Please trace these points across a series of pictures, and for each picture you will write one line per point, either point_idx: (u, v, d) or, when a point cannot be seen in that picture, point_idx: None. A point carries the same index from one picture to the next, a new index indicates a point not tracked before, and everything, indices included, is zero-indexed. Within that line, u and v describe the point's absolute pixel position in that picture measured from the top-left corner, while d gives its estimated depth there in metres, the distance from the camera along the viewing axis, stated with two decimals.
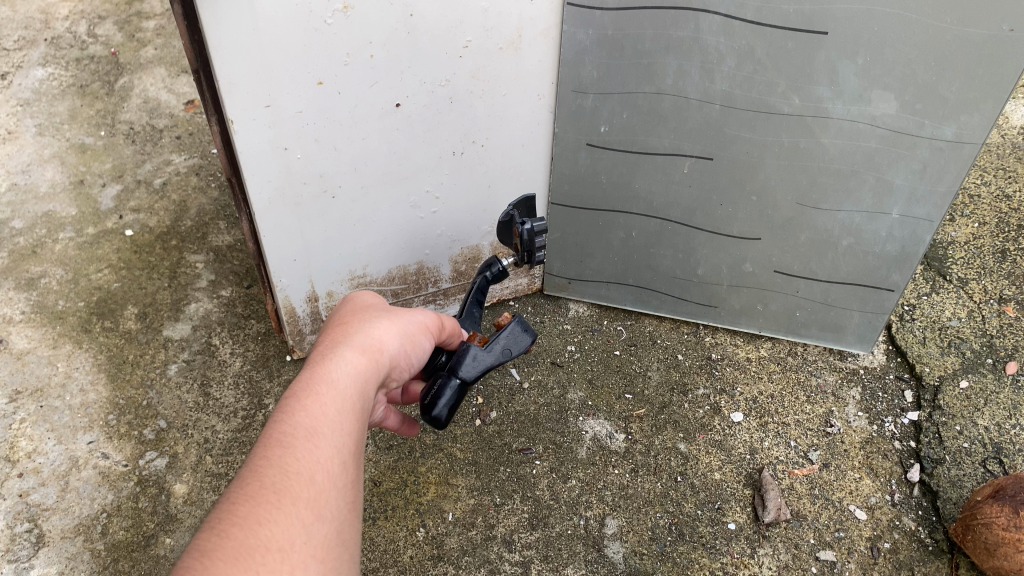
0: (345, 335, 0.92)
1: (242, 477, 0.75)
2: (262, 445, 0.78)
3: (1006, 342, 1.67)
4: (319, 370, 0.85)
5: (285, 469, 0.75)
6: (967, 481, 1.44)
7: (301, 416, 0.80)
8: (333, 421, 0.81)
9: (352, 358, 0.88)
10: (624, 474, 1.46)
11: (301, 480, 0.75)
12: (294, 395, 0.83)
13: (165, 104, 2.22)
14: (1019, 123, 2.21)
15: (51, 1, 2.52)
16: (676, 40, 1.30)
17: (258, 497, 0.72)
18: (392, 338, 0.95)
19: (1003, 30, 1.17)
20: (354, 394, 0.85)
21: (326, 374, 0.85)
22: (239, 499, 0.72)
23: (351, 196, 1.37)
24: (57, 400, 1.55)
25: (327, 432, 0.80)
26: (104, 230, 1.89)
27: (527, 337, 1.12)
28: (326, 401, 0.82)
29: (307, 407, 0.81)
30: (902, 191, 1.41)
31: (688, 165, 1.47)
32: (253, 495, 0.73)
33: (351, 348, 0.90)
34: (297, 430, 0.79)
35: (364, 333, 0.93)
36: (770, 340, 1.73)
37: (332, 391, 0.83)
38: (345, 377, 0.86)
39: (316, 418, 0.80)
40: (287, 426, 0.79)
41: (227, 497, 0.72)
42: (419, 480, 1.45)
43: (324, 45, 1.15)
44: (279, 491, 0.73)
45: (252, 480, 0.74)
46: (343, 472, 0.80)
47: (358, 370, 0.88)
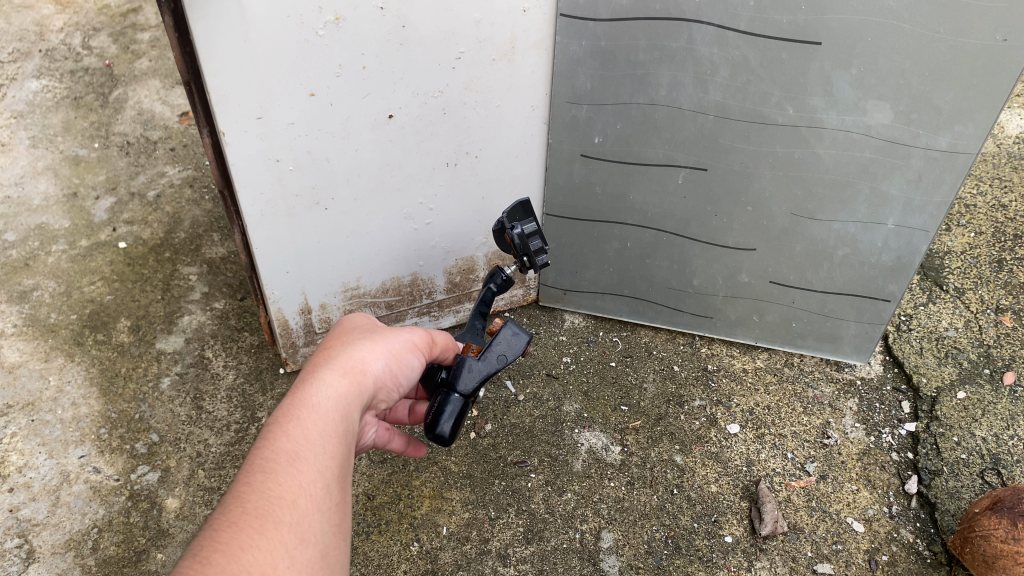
0: (329, 358, 0.92)
1: (225, 504, 0.75)
2: (244, 471, 0.78)
3: (1004, 352, 1.66)
4: (301, 393, 0.85)
5: (267, 495, 0.75)
6: (966, 492, 1.43)
7: (283, 441, 0.80)
8: (316, 444, 0.81)
9: (335, 380, 0.88)
10: (620, 487, 1.45)
11: (283, 505, 0.75)
12: (277, 420, 0.82)
13: (159, 116, 2.22)
14: (1014, 133, 2.21)
15: (46, 13, 2.52)
16: (669, 51, 1.29)
17: (240, 523, 0.72)
18: (377, 358, 0.94)
19: (997, 40, 1.17)
20: (338, 416, 0.85)
21: (308, 397, 0.85)
22: (220, 525, 0.72)
23: (344, 208, 1.36)
24: (49, 414, 1.54)
25: (311, 455, 0.80)
26: (98, 242, 1.88)
27: (521, 339, 1.09)
28: (309, 424, 0.82)
29: (288, 431, 0.81)
30: (897, 201, 1.40)
31: (682, 175, 1.46)
32: (235, 521, 0.72)
33: (333, 370, 0.89)
34: (279, 455, 0.78)
35: (348, 355, 0.92)
36: (766, 351, 1.72)
37: (314, 415, 0.83)
38: (327, 399, 0.85)
39: (297, 442, 0.80)
40: (269, 451, 0.79)
41: (208, 525, 0.72)
42: (413, 494, 1.44)
43: (315, 56, 1.14)
44: (260, 516, 0.73)
45: (234, 506, 0.74)
46: (327, 495, 0.79)
47: (341, 392, 0.87)
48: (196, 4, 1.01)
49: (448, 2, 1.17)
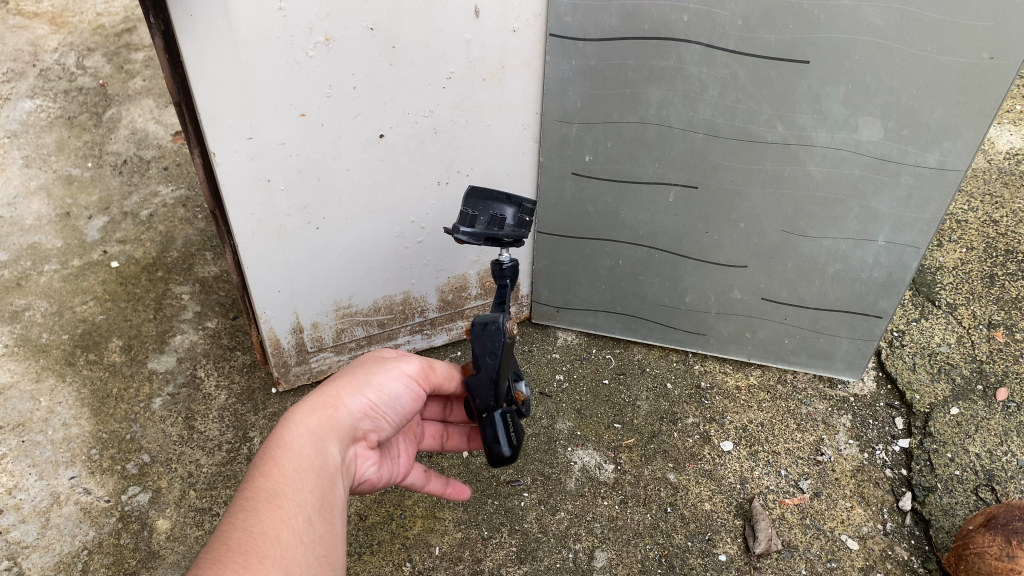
0: (304, 399, 0.94)
1: (209, 545, 0.76)
2: (226, 515, 0.80)
3: (996, 368, 1.66)
4: (276, 434, 0.87)
5: (248, 532, 0.77)
6: (960, 509, 1.43)
7: (261, 481, 0.82)
8: (293, 480, 0.83)
9: (307, 418, 0.89)
10: (613, 506, 1.45)
11: (266, 539, 0.77)
12: (254, 463, 0.84)
13: (152, 136, 2.23)
14: (1004, 149, 2.22)
15: (41, 34, 2.53)
16: (658, 69, 1.30)
17: (224, 558, 0.73)
18: (352, 392, 0.95)
19: (984, 57, 1.18)
20: (313, 453, 0.87)
21: (283, 437, 0.86)
22: (206, 564, 0.73)
23: (336, 227, 1.37)
24: (39, 435, 1.53)
25: (289, 491, 0.82)
26: (90, 261, 1.88)
27: (489, 328, 1.01)
28: (285, 462, 0.84)
29: (264, 471, 0.83)
30: (888, 217, 1.41)
31: (673, 193, 1.47)
32: (219, 559, 0.74)
33: (306, 408, 0.91)
34: (257, 494, 0.80)
35: (321, 393, 0.94)
36: (759, 367, 1.72)
37: (290, 453, 0.85)
38: (301, 437, 0.87)
39: (275, 480, 0.82)
40: (248, 492, 0.81)
41: (192, 567, 0.73)
42: (406, 514, 1.43)
43: (306, 77, 1.15)
44: (244, 551, 0.74)
45: (218, 546, 0.75)
46: (308, 529, 0.81)
47: (314, 429, 0.89)
48: (186, 27, 1.02)
49: (438, 23, 1.18)
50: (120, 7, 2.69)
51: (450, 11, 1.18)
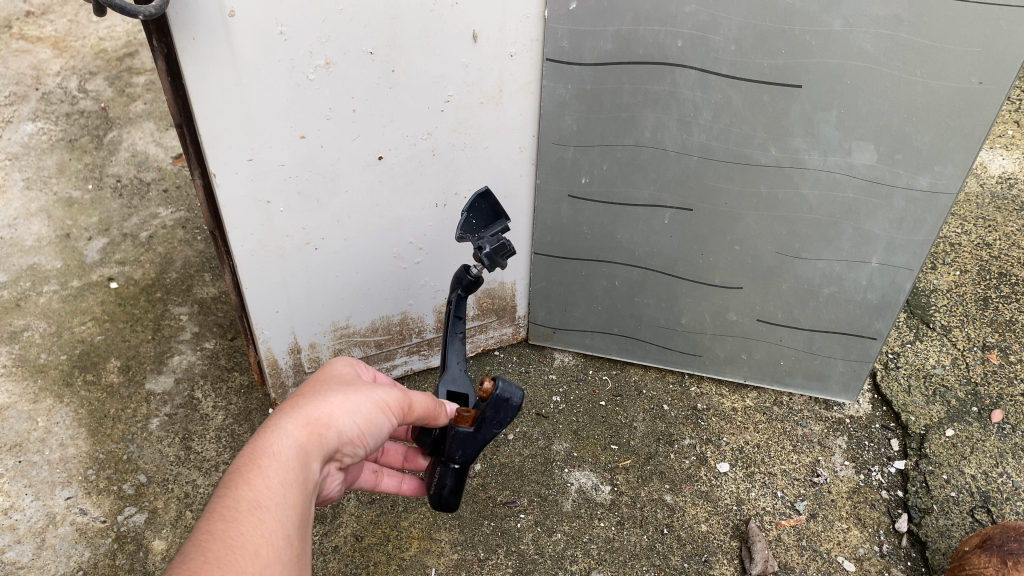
0: (298, 405, 0.93)
1: (185, 551, 0.76)
2: (206, 519, 0.79)
3: (991, 390, 1.67)
4: (265, 440, 0.87)
5: (227, 545, 0.77)
6: (956, 531, 1.43)
7: (246, 490, 0.81)
8: (277, 494, 0.83)
9: (297, 434, 0.88)
10: (610, 527, 1.45)
11: (244, 555, 0.77)
12: (238, 469, 0.84)
13: (153, 158, 2.25)
14: (997, 173, 2.24)
15: (44, 57, 2.55)
16: (653, 93, 1.32)
17: (200, 571, 0.73)
18: (344, 412, 0.93)
19: (973, 82, 1.20)
20: (299, 467, 0.86)
21: (271, 445, 0.86)
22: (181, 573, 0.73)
23: (334, 248, 1.38)
24: (36, 455, 1.53)
25: (272, 505, 0.82)
26: (89, 283, 1.89)
27: (513, 407, 1.05)
28: (271, 473, 0.84)
29: (249, 481, 0.82)
30: (881, 239, 1.42)
31: (668, 216, 1.48)
32: (195, 571, 0.73)
33: (296, 420, 0.90)
34: (241, 504, 0.80)
35: (313, 406, 0.92)
36: (755, 389, 1.72)
37: (276, 464, 0.85)
38: (289, 451, 0.86)
39: (260, 491, 0.82)
40: (231, 500, 0.80)
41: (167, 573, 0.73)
42: (402, 535, 1.43)
43: (307, 100, 1.17)
44: (222, 565, 0.74)
45: (194, 554, 0.75)
46: (286, 546, 0.81)
47: (301, 444, 0.88)
48: (187, 50, 1.04)
49: (436, 48, 1.20)
50: (122, 32, 2.72)
51: (448, 36, 1.20)
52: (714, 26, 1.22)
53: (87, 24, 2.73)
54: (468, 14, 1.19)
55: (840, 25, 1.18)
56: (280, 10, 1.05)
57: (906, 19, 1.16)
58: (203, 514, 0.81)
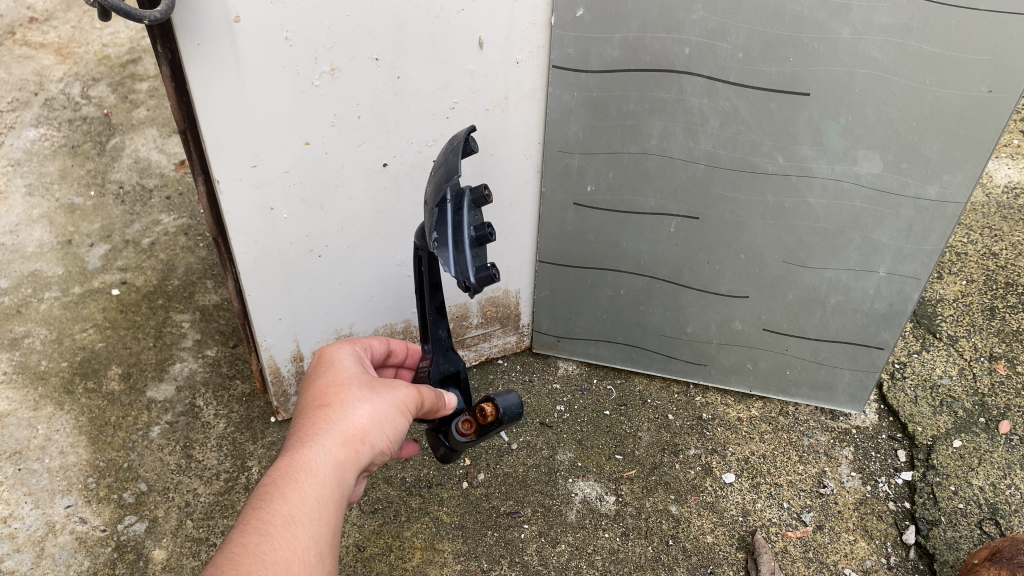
0: (336, 410, 0.91)
1: (218, 563, 0.77)
2: (240, 529, 0.81)
3: (998, 401, 1.66)
4: (302, 452, 0.86)
5: (259, 561, 0.78)
6: (964, 543, 1.42)
7: (280, 505, 0.82)
8: (311, 510, 0.83)
9: (333, 448, 0.88)
10: (615, 538, 1.43)
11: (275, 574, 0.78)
12: (273, 484, 0.84)
13: (155, 164, 2.24)
14: (1002, 182, 2.23)
15: (46, 64, 2.55)
16: (660, 101, 1.31)
17: None
18: (376, 420, 0.91)
19: (982, 91, 1.19)
20: (335, 482, 0.86)
21: (308, 459, 0.86)
22: None
23: (338, 255, 1.37)
24: (36, 463, 1.52)
25: (306, 522, 0.82)
26: (90, 289, 1.88)
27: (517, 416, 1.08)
28: (307, 488, 0.84)
29: (284, 495, 0.83)
30: (888, 248, 1.41)
31: (674, 224, 1.47)
32: None
33: (332, 432, 0.89)
34: (275, 519, 0.81)
35: (351, 416, 0.91)
36: (761, 399, 1.71)
37: (312, 479, 0.85)
38: (325, 466, 0.86)
39: (294, 507, 0.82)
40: (266, 514, 0.81)
41: None
42: (405, 545, 1.41)
43: (312, 107, 1.16)
44: None
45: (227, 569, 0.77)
46: (318, 563, 0.82)
47: (337, 457, 0.87)
48: (192, 56, 1.03)
49: (442, 54, 1.19)
50: (125, 39, 2.72)
51: (454, 42, 1.19)
52: (722, 34, 1.21)
53: (90, 30, 2.73)
54: (474, 20, 1.18)
55: (849, 33, 1.18)
56: (285, 15, 1.05)
57: (915, 27, 1.15)
58: (238, 526, 0.81)
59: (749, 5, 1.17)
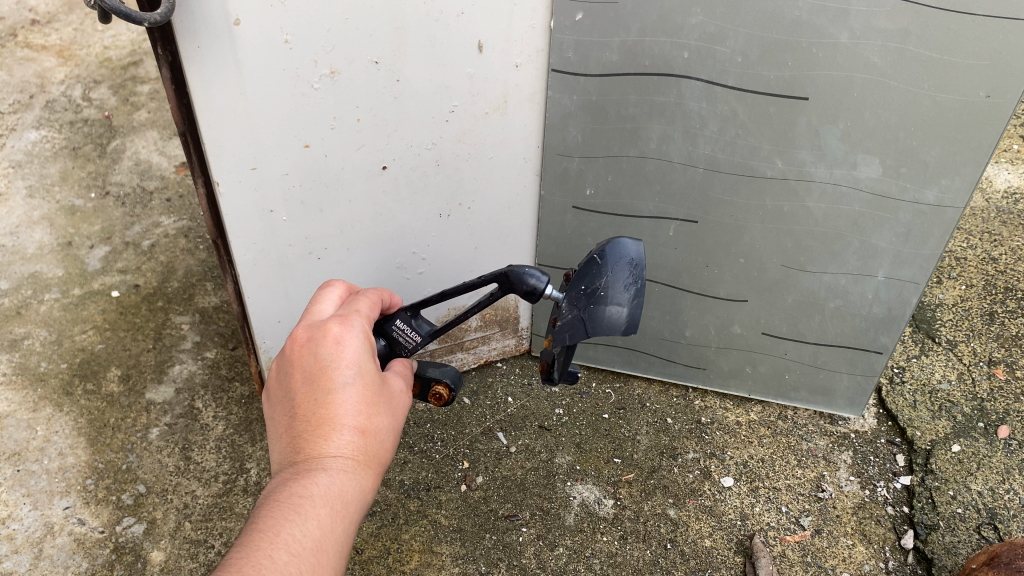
0: (365, 433, 0.92)
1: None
2: (273, 542, 0.81)
3: (997, 406, 1.66)
4: (335, 478, 0.88)
5: None
6: (962, 548, 1.42)
7: (314, 530, 0.84)
8: (335, 540, 0.86)
9: (363, 479, 0.91)
10: (613, 542, 1.43)
11: None
12: (313, 505, 0.85)
13: (156, 166, 2.24)
14: (1002, 187, 2.23)
15: (48, 66, 2.55)
16: (659, 105, 1.31)
17: None
18: (388, 454, 0.96)
19: (981, 96, 1.19)
20: (354, 513, 0.89)
21: (340, 489, 0.88)
22: None
23: (337, 257, 1.37)
24: (35, 464, 1.52)
25: (330, 551, 0.85)
26: (90, 291, 1.88)
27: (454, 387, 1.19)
28: (336, 517, 0.86)
29: (319, 521, 0.84)
30: (887, 253, 1.41)
31: (673, 228, 1.47)
32: None
33: (361, 463, 0.91)
34: (308, 544, 0.83)
35: (375, 448, 0.93)
36: (760, 403, 1.71)
37: (341, 508, 0.87)
38: (353, 498, 0.89)
39: (323, 534, 0.85)
40: (300, 536, 0.82)
41: None
42: (402, 548, 1.41)
43: (311, 110, 1.16)
44: None
45: None
46: None
47: (362, 490, 0.91)
48: (192, 58, 1.03)
49: (441, 57, 1.20)
50: (126, 41, 2.72)
51: (453, 45, 1.19)
52: (721, 38, 1.22)
53: (92, 33, 2.73)
54: (474, 23, 1.18)
55: (848, 37, 1.18)
56: (285, 18, 1.05)
57: (914, 32, 1.15)
58: (273, 538, 0.81)
59: (748, 9, 1.18)
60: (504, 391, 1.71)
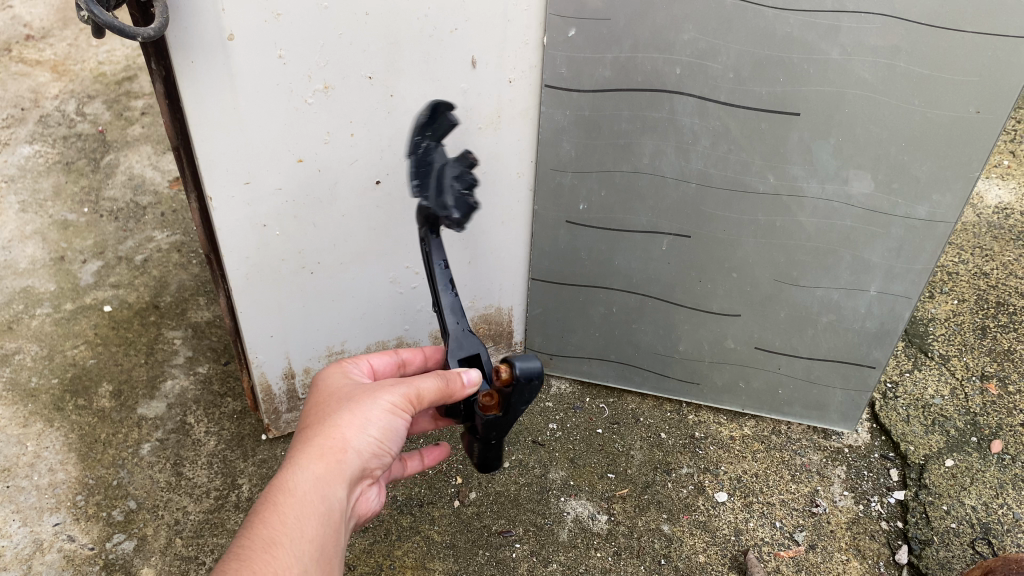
0: (316, 430, 0.95)
1: None
2: (225, 557, 0.85)
3: (990, 421, 1.66)
4: (283, 476, 0.91)
5: None
6: (956, 562, 1.42)
7: (261, 529, 0.86)
8: (291, 529, 0.87)
9: (313, 461, 0.91)
10: (607, 558, 1.43)
11: None
12: (260, 506, 0.88)
13: (149, 181, 2.24)
14: (993, 203, 2.25)
15: (42, 81, 2.56)
16: (651, 120, 1.32)
17: None
18: (358, 429, 0.95)
19: (970, 111, 1.20)
20: (317, 500, 0.90)
21: (286, 484, 0.90)
22: None
23: (330, 273, 1.37)
24: (24, 480, 1.51)
25: (286, 542, 0.86)
26: (82, 305, 1.88)
27: (534, 364, 0.99)
28: (286, 509, 0.88)
29: (265, 519, 0.87)
30: (879, 268, 1.42)
31: (667, 243, 1.48)
32: None
33: (311, 453, 0.92)
34: (255, 543, 0.85)
35: (327, 433, 0.94)
36: (753, 418, 1.71)
37: (290, 500, 0.88)
38: (305, 483, 0.90)
39: (274, 529, 0.86)
40: (246, 541, 0.85)
41: None
42: (396, 564, 1.41)
43: (305, 126, 1.16)
44: None
45: None
46: None
47: (317, 472, 0.91)
48: (186, 73, 1.04)
49: (435, 73, 1.20)
50: (121, 56, 2.72)
51: (447, 61, 1.20)
52: (713, 54, 1.22)
53: (86, 48, 2.73)
54: (467, 40, 1.19)
55: (839, 54, 1.19)
56: (280, 33, 1.05)
57: (904, 49, 1.16)
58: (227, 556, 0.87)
59: (739, 25, 1.19)
60: None
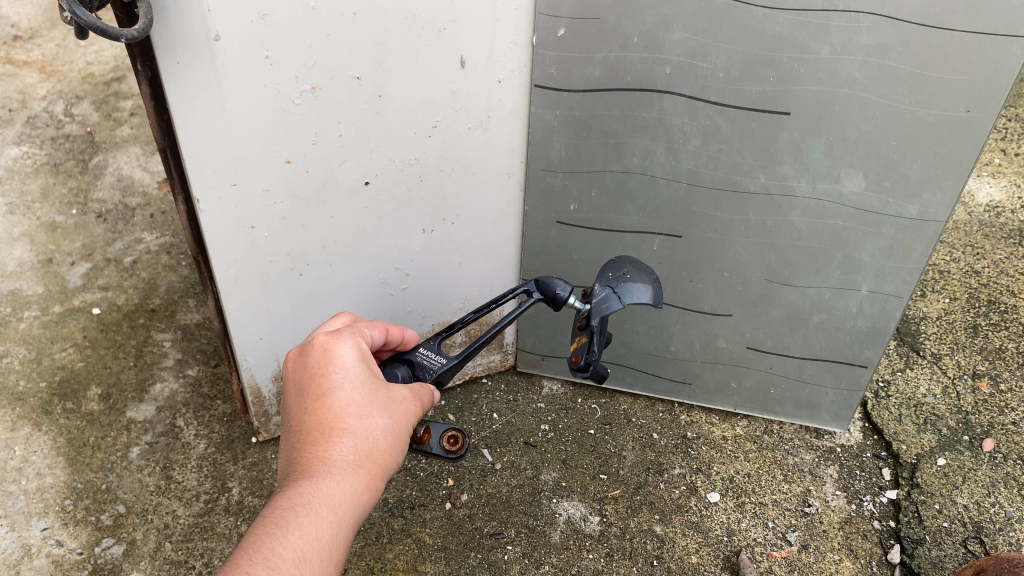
0: (356, 436, 0.88)
1: None
2: (247, 555, 0.77)
3: (982, 419, 1.66)
4: (322, 484, 0.84)
5: None
6: (948, 561, 1.42)
7: (295, 540, 0.79)
8: (322, 551, 0.81)
9: (356, 480, 0.86)
10: (599, 559, 1.42)
11: None
12: (295, 509, 0.81)
13: (138, 182, 2.23)
14: (984, 201, 2.25)
15: (30, 82, 2.54)
16: (641, 120, 1.31)
17: None
18: (394, 456, 0.91)
19: (961, 110, 1.19)
20: (349, 523, 0.84)
21: (327, 497, 0.83)
22: None
23: (319, 273, 1.36)
24: (12, 485, 1.50)
25: (318, 562, 0.80)
26: (71, 308, 1.86)
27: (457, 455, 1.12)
28: (323, 526, 0.81)
29: (302, 528, 0.80)
30: (871, 267, 1.42)
31: (657, 243, 1.47)
32: None
33: (353, 468, 0.86)
34: (289, 554, 0.78)
35: (370, 450, 0.88)
36: (746, 418, 1.71)
37: (329, 517, 0.82)
38: (347, 502, 0.84)
39: (307, 546, 0.79)
40: (278, 548, 0.78)
41: None
42: (386, 567, 1.40)
43: (292, 126, 1.15)
44: None
45: None
46: None
47: (359, 493, 0.86)
48: (172, 74, 1.03)
49: (424, 73, 1.19)
50: (109, 56, 2.71)
51: (436, 61, 1.19)
52: (704, 53, 1.22)
53: (74, 48, 2.71)
54: (456, 39, 1.18)
55: (828, 53, 1.18)
56: (266, 34, 1.04)
57: (894, 48, 1.16)
58: (250, 553, 0.77)
59: (729, 24, 1.18)
60: (490, 407, 1.70)
